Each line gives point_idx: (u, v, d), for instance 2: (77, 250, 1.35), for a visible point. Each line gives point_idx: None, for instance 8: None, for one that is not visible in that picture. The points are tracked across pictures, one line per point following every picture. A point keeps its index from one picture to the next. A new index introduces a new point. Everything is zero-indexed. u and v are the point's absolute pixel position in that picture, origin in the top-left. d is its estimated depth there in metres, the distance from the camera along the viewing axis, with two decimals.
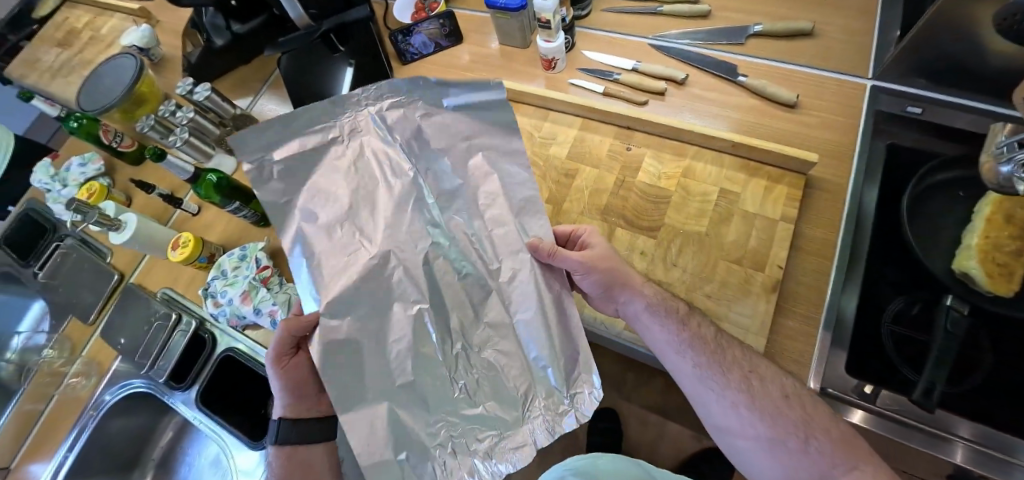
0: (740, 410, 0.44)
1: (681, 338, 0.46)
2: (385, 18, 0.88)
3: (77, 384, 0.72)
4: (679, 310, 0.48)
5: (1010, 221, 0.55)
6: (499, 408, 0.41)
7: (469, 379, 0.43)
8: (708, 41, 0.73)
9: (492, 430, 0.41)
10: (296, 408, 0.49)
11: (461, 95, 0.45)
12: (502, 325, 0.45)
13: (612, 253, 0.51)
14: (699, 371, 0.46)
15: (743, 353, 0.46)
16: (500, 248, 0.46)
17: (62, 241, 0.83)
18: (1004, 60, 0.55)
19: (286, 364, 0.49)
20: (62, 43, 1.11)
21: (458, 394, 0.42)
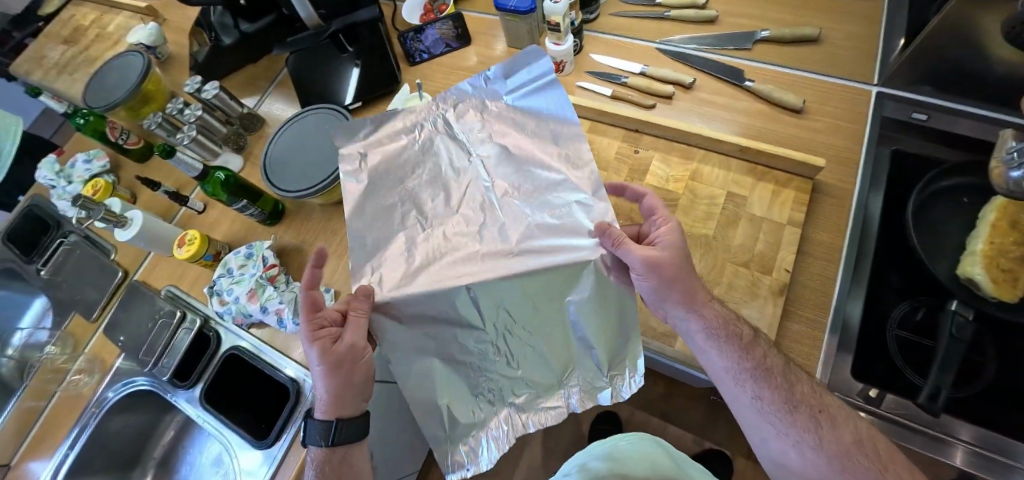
0: (805, 450, 0.43)
1: (743, 368, 0.44)
2: (394, 19, 0.88)
3: (80, 381, 0.72)
4: (743, 337, 0.45)
5: (1015, 227, 0.55)
6: (540, 376, 0.44)
7: (513, 351, 0.43)
8: (715, 46, 0.74)
9: (529, 392, 0.44)
10: (336, 408, 0.46)
11: (521, 83, 0.48)
12: (556, 304, 0.43)
13: (683, 257, 0.45)
14: (759, 405, 0.44)
15: (812, 389, 0.45)
16: (556, 226, 0.44)
17: (66, 237, 0.83)
18: (1007, 68, 0.56)
19: (341, 367, 0.45)
20: (68, 40, 1.11)
21: (501, 361, 0.43)
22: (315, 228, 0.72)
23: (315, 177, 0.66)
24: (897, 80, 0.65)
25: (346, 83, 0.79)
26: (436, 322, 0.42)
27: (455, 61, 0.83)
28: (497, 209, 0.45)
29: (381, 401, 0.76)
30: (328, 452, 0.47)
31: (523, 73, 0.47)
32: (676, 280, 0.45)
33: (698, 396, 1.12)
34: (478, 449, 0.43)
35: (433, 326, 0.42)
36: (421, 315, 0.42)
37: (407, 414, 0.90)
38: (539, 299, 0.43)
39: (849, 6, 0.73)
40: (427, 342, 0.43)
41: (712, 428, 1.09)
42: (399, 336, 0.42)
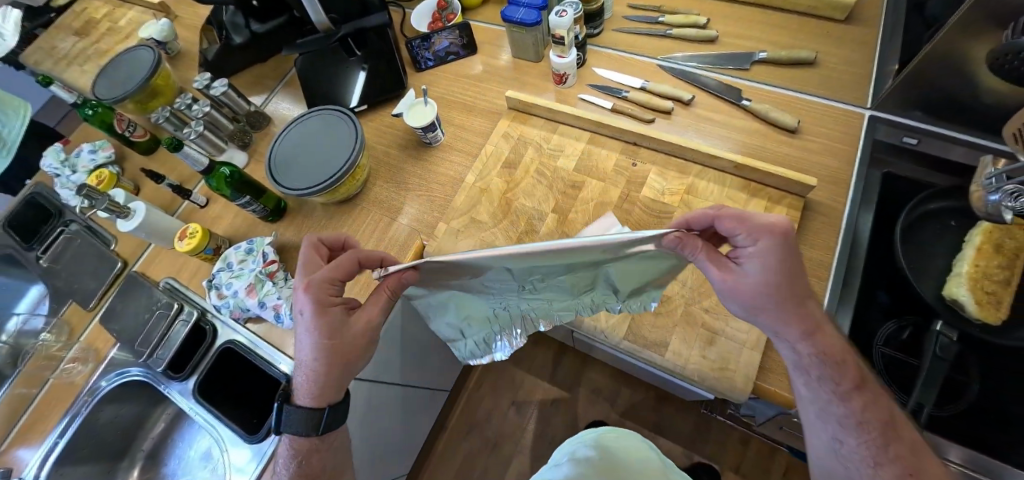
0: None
1: (831, 412, 0.42)
2: (404, 25, 0.90)
3: (73, 370, 0.72)
4: (841, 384, 0.42)
5: (1000, 250, 0.57)
6: (548, 302, 0.54)
7: (527, 293, 0.52)
8: (716, 65, 0.76)
9: (537, 310, 0.55)
10: (320, 398, 0.49)
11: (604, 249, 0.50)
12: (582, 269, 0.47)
13: (777, 280, 0.41)
14: (837, 447, 0.43)
15: (910, 450, 0.41)
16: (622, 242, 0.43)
17: (67, 226, 0.84)
18: (995, 98, 0.58)
19: (336, 353, 0.46)
20: (80, 33, 1.13)
21: (527, 297, 0.53)
22: (316, 227, 0.73)
23: (319, 176, 0.67)
24: (888, 104, 0.68)
25: (352, 87, 0.81)
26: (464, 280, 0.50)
27: (461, 69, 0.85)
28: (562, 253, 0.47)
29: (371, 399, 0.76)
30: (314, 442, 0.51)
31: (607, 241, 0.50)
32: (779, 303, 0.41)
33: (687, 408, 1.13)
34: (491, 342, 0.58)
35: (461, 281, 0.50)
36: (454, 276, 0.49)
37: (397, 415, 0.90)
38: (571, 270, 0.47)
39: (846, 32, 0.75)
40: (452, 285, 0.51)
41: (700, 440, 1.10)
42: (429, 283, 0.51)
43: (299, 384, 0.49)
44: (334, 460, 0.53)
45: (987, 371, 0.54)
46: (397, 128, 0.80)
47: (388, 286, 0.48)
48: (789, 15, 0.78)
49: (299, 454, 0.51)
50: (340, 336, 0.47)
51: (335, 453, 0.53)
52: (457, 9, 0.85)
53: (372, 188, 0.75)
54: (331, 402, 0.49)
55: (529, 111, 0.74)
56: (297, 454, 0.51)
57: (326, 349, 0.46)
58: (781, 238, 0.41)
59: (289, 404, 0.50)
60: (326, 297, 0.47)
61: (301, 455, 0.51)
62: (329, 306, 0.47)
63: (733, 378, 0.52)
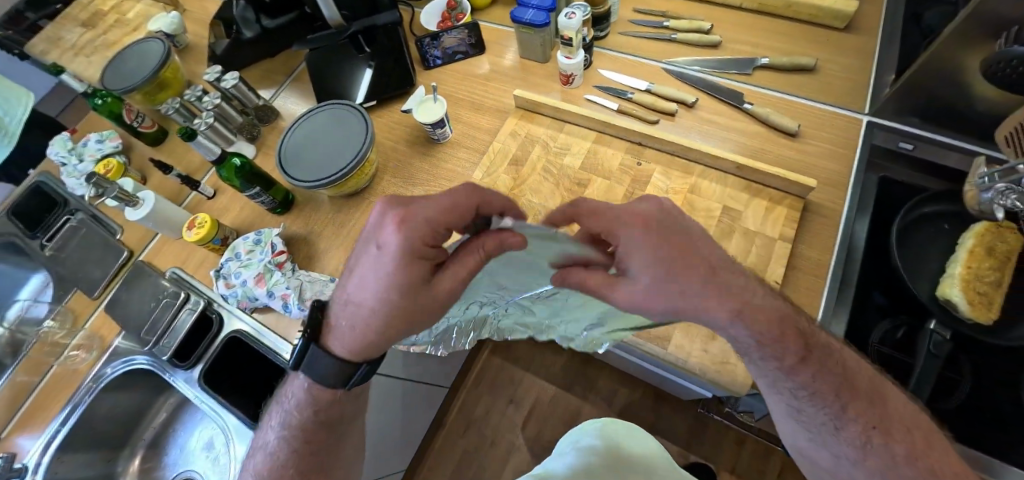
0: (845, 464, 0.40)
1: (781, 384, 0.40)
2: (413, 24, 0.91)
3: (78, 357, 0.72)
4: (785, 359, 0.39)
5: (991, 253, 0.59)
6: (523, 302, 0.53)
7: (499, 288, 0.50)
8: (719, 69, 0.78)
9: (508, 310, 0.56)
10: (360, 351, 0.44)
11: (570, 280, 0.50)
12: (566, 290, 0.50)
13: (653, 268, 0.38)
14: (796, 414, 0.41)
15: (870, 402, 0.39)
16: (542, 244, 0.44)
17: (73, 215, 0.84)
18: (988, 105, 0.60)
19: (403, 313, 0.40)
20: (86, 24, 1.13)
21: (514, 310, 0.56)
22: (323, 219, 0.74)
23: (326, 169, 0.68)
24: (886, 111, 0.70)
25: (357, 83, 0.83)
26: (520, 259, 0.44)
27: (468, 68, 0.86)
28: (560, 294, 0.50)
29: (374, 391, 0.77)
30: (337, 393, 0.48)
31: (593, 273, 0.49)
32: (689, 289, 0.38)
33: (684, 408, 1.14)
34: (445, 333, 0.58)
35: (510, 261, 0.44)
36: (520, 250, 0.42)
37: (398, 410, 0.91)
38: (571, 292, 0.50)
39: (844, 40, 0.77)
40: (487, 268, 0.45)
41: (696, 440, 1.11)
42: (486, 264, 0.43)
43: (340, 330, 0.44)
44: (348, 412, 0.51)
45: (977, 368, 0.57)
46: (405, 123, 0.81)
47: (485, 246, 0.39)
48: (790, 22, 0.80)
49: (318, 403, 0.48)
50: (419, 294, 0.40)
51: (356, 400, 0.52)
52: (466, 9, 0.87)
53: (380, 182, 0.76)
54: (369, 359, 0.45)
55: (537, 110, 0.75)
56: (315, 402, 0.48)
57: (393, 303, 0.40)
58: (654, 224, 0.40)
59: (318, 346, 0.45)
60: (419, 246, 0.40)
61: (318, 405, 0.48)
62: (417, 255, 0.40)
63: (734, 371, 0.53)
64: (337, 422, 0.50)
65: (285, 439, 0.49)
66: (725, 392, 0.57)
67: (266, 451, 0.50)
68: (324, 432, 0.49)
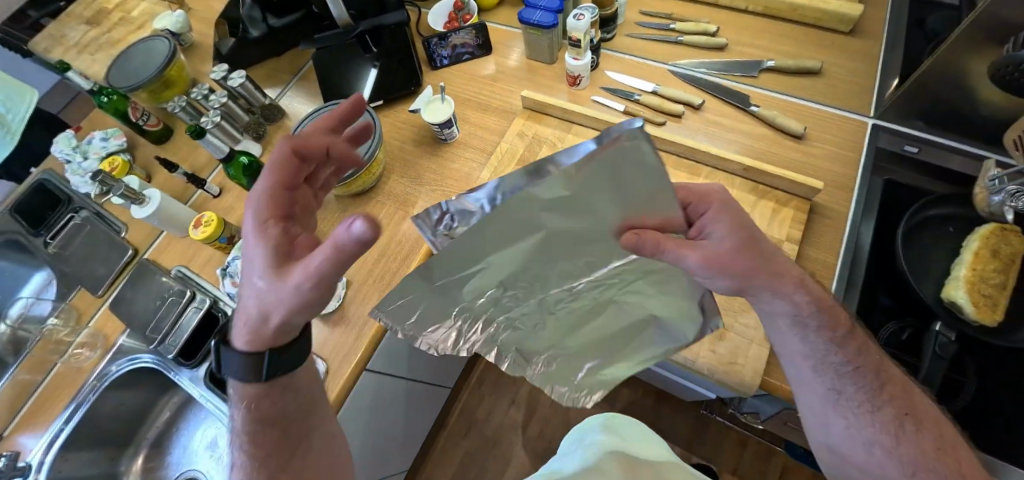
0: (875, 450, 0.43)
1: (828, 360, 0.44)
2: (419, 24, 0.92)
3: (82, 355, 0.72)
4: (837, 331, 0.44)
5: (996, 256, 0.59)
6: (549, 300, 0.39)
7: (535, 271, 0.34)
8: (725, 72, 0.78)
9: (523, 315, 0.40)
10: (258, 342, 0.45)
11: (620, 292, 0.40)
12: (610, 275, 0.37)
13: (737, 245, 0.39)
14: (836, 398, 0.45)
15: (901, 389, 0.44)
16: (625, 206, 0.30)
17: (77, 213, 0.84)
18: (993, 110, 0.61)
19: (268, 296, 0.39)
20: (91, 22, 1.13)
21: (536, 318, 0.41)
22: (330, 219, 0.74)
23: None
24: (891, 114, 0.70)
25: (362, 82, 0.82)
26: (595, 218, 0.29)
27: (474, 69, 0.86)
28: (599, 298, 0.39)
29: (379, 391, 0.77)
30: (262, 386, 0.47)
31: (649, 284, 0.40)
32: (755, 269, 0.40)
33: (686, 410, 1.14)
34: (436, 337, 0.41)
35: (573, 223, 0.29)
36: (609, 194, 0.27)
37: (401, 410, 0.90)
38: (611, 285, 0.39)
39: (849, 43, 0.77)
40: (538, 228, 0.29)
41: (698, 442, 1.11)
42: (552, 211, 0.27)
43: (237, 325, 0.45)
44: (296, 409, 0.49)
45: (982, 370, 0.57)
46: (412, 123, 0.81)
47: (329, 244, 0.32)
48: (795, 25, 0.81)
49: (249, 398, 0.47)
50: (270, 277, 0.38)
51: (296, 394, 0.50)
52: (473, 10, 0.87)
53: (387, 181, 0.76)
54: (273, 347, 0.45)
55: (545, 111, 0.76)
56: (248, 399, 0.48)
57: (258, 287, 0.40)
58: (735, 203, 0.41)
59: (226, 347, 0.47)
60: (269, 213, 0.41)
61: (250, 400, 0.47)
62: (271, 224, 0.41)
63: (742, 372, 0.53)
64: (278, 420, 0.48)
65: (240, 449, 0.48)
66: (733, 393, 0.57)
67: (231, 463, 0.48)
68: (270, 431, 0.48)
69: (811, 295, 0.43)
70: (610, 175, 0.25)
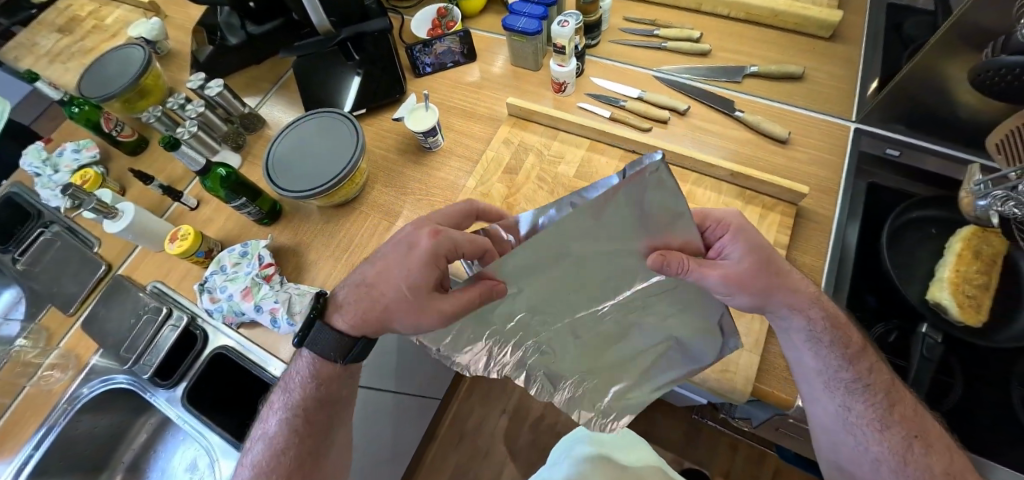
0: (883, 469, 0.44)
1: (838, 376, 0.45)
2: (403, 31, 0.90)
3: (52, 377, 0.69)
4: (850, 347, 0.46)
5: (978, 257, 0.60)
6: (574, 321, 0.42)
7: (560, 297, 0.39)
8: (709, 77, 0.79)
9: (549, 336, 0.45)
10: (359, 329, 0.49)
11: (647, 322, 0.43)
12: (632, 300, 0.40)
13: (755, 264, 0.43)
14: (846, 415, 0.45)
15: (914, 412, 0.45)
16: (655, 227, 0.32)
17: (47, 228, 0.81)
18: (972, 114, 0.61)
19: (400, 314, 0.44)
20: (62, 29, 1.09)
21: (568, 340, 0.45)
22: (312, 230, 0.72)
23: (317, 178, 0.66)
24: (872, 119, 0.71)
25: (345, 92, 0.81)
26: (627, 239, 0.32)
27: (459, 76, 0.85)
28: (624, 324, 0.43)
29: (366, 406, 0.75)
30: (337, 369, 0.53)
31: (673, 306, 0.42)
32: (773, 285, 0.44)
33: (679, 415, 1.14)
34: (469, 342, 0.46)
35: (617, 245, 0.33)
36: (635, 221, 0.30)
37: (390, 421, 0.88)
38: (638, 311, 0.42)
39: (829, 48, 0.78)
40: (572, 255, 0.32)
41: (691, 446, 1.11)
42: (586, 240, 0.31)
43: (343, 305, 0.49)
44: (345, 398, 0.55)
45: (968, 370, 0.58)
46: (396, 131, 0.80)
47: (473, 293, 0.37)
48: (777, 31, 0.82)
49: (320, 377, 0.52)
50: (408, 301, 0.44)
51: (350, 384, 0.55)
52: (457, 17, 0.86)
53: (371, 191, 0.74)
54: (367, 337, 0.50)
55: (531, 118, 0.75)
56: (319, 375, 0.52)
57: (398, 296, 0.45)
58: (734, 225, 0.43)
59: (323, 321, 0.51)
60: (440, 254, 0.44)
61: (321, 380, 0.52)
62: (436, 263, 0.44)
63: (734, 379, 0.53)
64: (332, 401, 0.53)
65: (284, 422, 0.52)
66: (724, 400, 0.56)
67: (265, 431, 0.52)
68: (321, 412, 0.53)
69: (800, 295, 0.45)
70: (635, 205, 0.29)
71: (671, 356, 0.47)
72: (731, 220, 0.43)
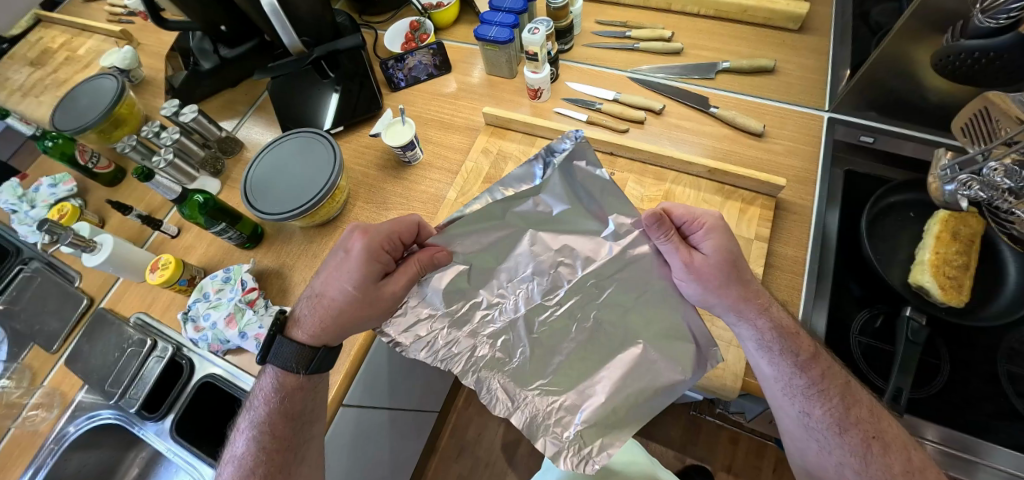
0: (846, 470, 0.45)
1: (793, 383, 0.46)
2: (376, 46, 0.90)
3: (37, 417, 0.67)
4: (799, 355, 0.45)
5: (956, 238, 0.61)
6: (536, 306, 0.50)
7: (507, 275, 0.50)
8: (683, 76, 0.79)
9: (510, 331, 0.50)
10: (320, 337, 0.51)
11: (602, 312, 0.50)
12: (590, 280, 0.49)
13: (721, 261, 0.46)
14: (806, 420, 0.46)
15: (870, 412, 0.44)
16: (587, 202, 0.47)
17: (27, 264, 0.80)
18: (941, 98, 0.62)
19: (354, 310, 0.48)
20: (35, 63, 1.08)
21: (528, 334, 0.50)
22: (295, 251, 0.71)
23: (298, 198, 0.66)
24: (844, 107, 0.72)
25: (324, 109, 0.81)
26: (563, 213, 0.49)
27: (436, 88, 0.85)
28: (577, 312, 0.50)
29: (360, 424, 0.74)
30: (300, 380, 0.52)
31: (625, 294, 0.49)
32: (725, 288, 0.46)
33: (678, 413, 1.14)
34: (422, 344, 0.49)
35: (548, 220, 0.49)
36: (572, 193, 0.47)
37: (386, 438, 0.88)
38: (594, 306, 0.50)
39: (798, 40, 0.79)
40: (508, 224, 0.49)
41: (690, 443, 1.11)
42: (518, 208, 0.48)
43: (303, 318, 0.51)
44: (316, 404, 0.54)
45: (955, 352, 0.59)
46: (375, 147, 0.80)
47: (419, 257, 0.48)
48: (746, 26, 0.83)
49: (282, 389, 0.52)
50: (358, 294, 0.47)
51: (315, 396, 0.54)
52: (429, 29, 0.86)
53: (352, 208, 0.74)
54: (327, 345, 0.51)
55: (508, 126, 0.75)
56: (280, 390, 0.52)
57: (347, 295, 0.48)
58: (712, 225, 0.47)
59: (283, 336, 0.52)
60: (377, 249, 0.48)
61: (283, 391, 0.52)
62: (374, 259, 0.48)
63: (723, 376, 0.53)
64: (297, 415, 0.52)
65: (251, 440, 0.51)
66: (715, 397, 0.56)
67: (232, 454, 0.52)
68: (286, 425, 0.51)
69: (749, 302, 0.46)
70: (569, 183, 0.47)
71: (653, 359, 0.48)
72: (705, 219, 0.47)
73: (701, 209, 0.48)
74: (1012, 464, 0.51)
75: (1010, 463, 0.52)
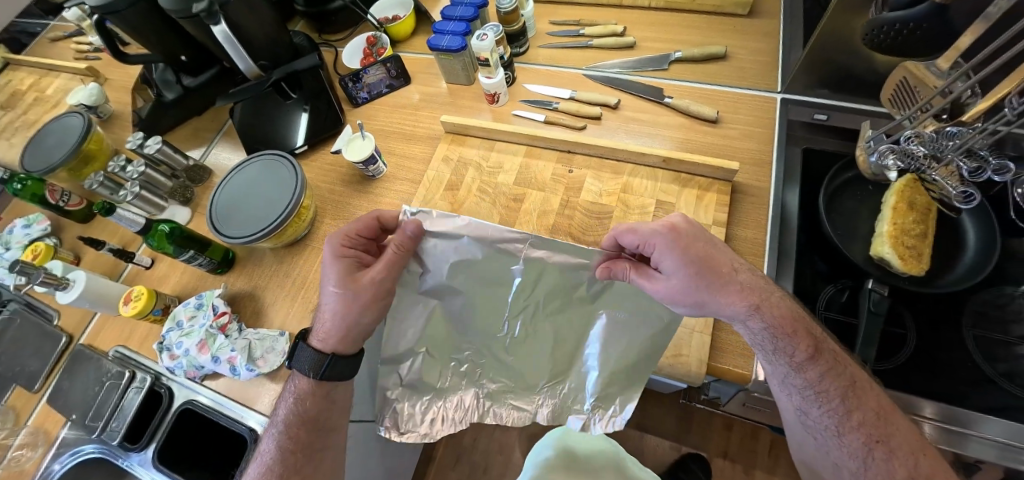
0: (844, 470, 0.46)
1: (792, 382, 0.47)
2: (336, 64, 0.92)
3: (24, 456, 0.69)
4: (795, 356, 0.46)
5: (913, 208, 0.61)
6: (494, 341, 0.56)
7: (462, 320, 0.56)
8: (637, 69, 0.80)
9: (488, 363, 0.58)
10: (325, 344, 0.53)
11: (547, 314, 0.55)
12: (524, 300, 0.54)
13: (683, 272, 0.46)
14: (805, 416, 0.48)
15: (878, 414, 0.44)
16: (484, 244, 0.51)
17: (7, 306, 0.81)
18: (884, 71, 0.63)
19: (343, 301, 0.51)
20: (4, 106, 1.09)
21: (506, 360, 0.57)
22: (266, 272, 0.72)
23: (264, 220, 0.67)
24: (796, 87, 0.73)
25: (293, 129, 0.81)
26: (473, 249, 0.51)
27: (397, 100, 0.86)
28: (529, 321, 0.55)
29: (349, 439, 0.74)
30: (314, 385, 0.53)
31: (563, 306, 0.54)
32: (707, 296, 0.46)
33: (668, 402, 1.15)
34: (431, 409, 0.58)
35: (466, 261, 0.52)
36: (467, 240, 0.51)
37: (377, 450, 0.88)
38: (542, 319, 0.55)
39: (748, 24, 0.80)
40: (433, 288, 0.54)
41: (685, 432, 1.12)
42: (433, 266, 0.53)
43: (315, 329, 0.53)
44: (338, 406, 0.56)
45: (919, 319, 0.60)
46: (340, 164, 0.81)
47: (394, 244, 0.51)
48: (696, 15, 0.84)
49: (300, 393, 0.54)
50: (341, 286, 0.51)
51: (332, 403, 0.55)
52: (386, 42, 0.87)
53: (320, 226, 0.75)
54: (337, 351, 0.53)
55: (466, 133, 0.76)
56: (302, 393, 0.54)
57: (336, 296, 0.51)
58: (662, 242, 0.47)
59: (305, 341, 0.54)
60: (339, 249, 0.53)
61: (299, 395, 0.54)
62: (341, 256, 0.53)
63: (688, 362, 0.54)
64: (315, 419, 0.54)
65: (276, 438, 0.53)
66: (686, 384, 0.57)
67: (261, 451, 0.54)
68: (305, 426, 0.53)
69: (737, 305, 0.46)
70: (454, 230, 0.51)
71: (616, 330, 0.53)
72: (655, 239, 0.47)
73: (647, 228, 0.47)
74: (1006, 433, 0.49)
75: (1000, 431, 0.50)
